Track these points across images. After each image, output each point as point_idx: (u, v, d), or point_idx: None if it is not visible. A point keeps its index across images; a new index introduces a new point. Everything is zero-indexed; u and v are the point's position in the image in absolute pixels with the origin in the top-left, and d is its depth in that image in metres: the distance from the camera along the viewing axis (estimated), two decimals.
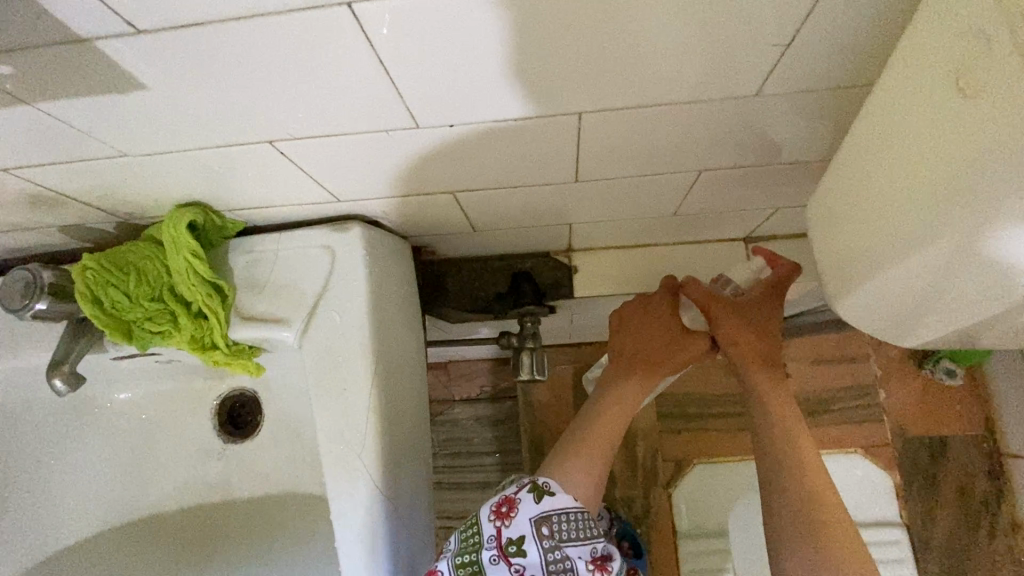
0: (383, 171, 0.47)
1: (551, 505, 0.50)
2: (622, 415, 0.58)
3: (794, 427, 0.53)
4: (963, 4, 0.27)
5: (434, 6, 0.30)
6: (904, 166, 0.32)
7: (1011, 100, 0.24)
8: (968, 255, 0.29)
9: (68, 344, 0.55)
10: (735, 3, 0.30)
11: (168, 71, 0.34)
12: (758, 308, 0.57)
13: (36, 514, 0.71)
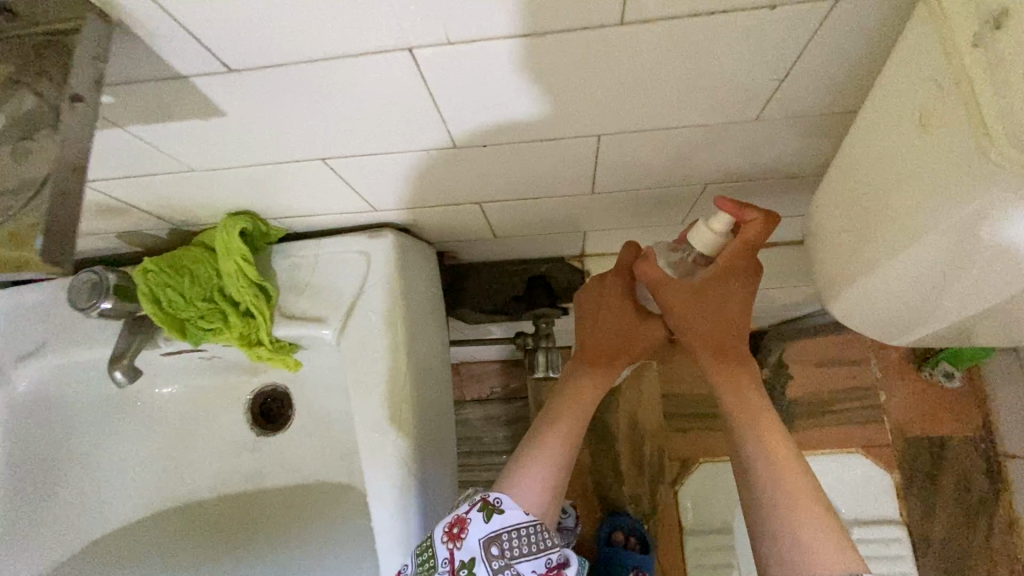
0: (419, 184, 0.52)
1: (501, 524, 0.53)
2: (580, 412, 0.63)
3: (750, 411, 0.57)
4: (912, 55, 0.32)
5: (484, 52, 0.35)
6: (877, 186, 0.37)
7: (948, 140, 0.29)
8: (943, 261, 0.34)
9: (126, 340, 0.60)
10: (740, 45, 0.35)
11: (246, 100, 0.38)
12: (716, 282, 0.54)
13: (81, 503, 0.75)
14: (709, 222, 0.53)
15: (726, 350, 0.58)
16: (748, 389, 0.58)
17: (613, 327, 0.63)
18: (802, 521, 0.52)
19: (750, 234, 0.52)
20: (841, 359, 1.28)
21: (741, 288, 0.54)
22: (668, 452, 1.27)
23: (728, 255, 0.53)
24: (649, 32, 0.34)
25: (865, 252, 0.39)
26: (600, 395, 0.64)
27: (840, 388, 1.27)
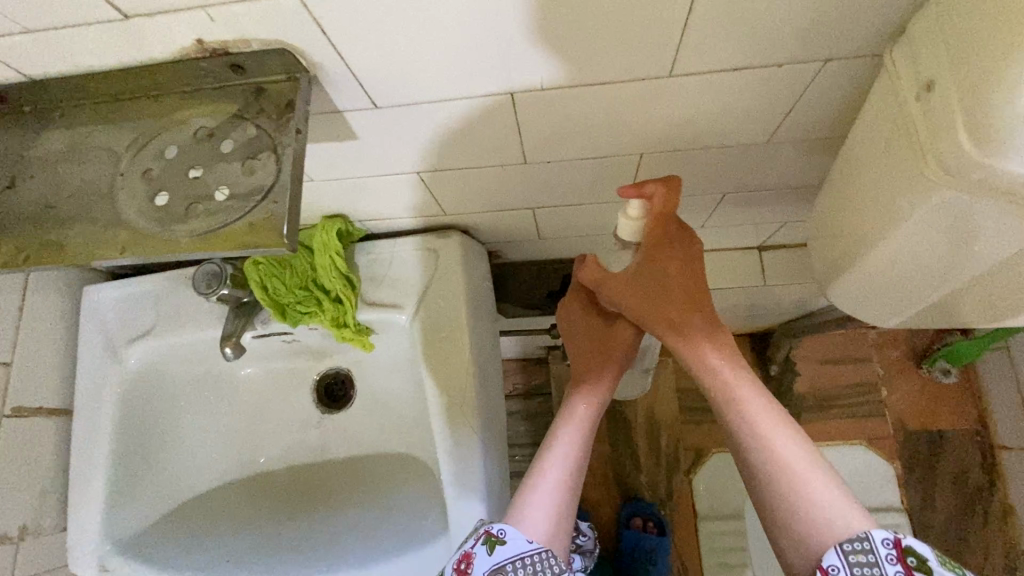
0: (486, 191, 0.63)
1: (505, 555, 0.50)
2: (569, 424, 0.59)
3: (722, 382, 0.54)
4: (872, 103, 0.42)
5: (572, 98, 0.45)
6: (852, 195, 0.48)
7: (898, 163, 0.40)
8: (915, 251, 0.44)
9: (234, 322, 0.72)
10: (755, 92, 0.45)
11: (377, 129, 0.49)
12: (646, 262, 0.57)
13: (169, 468, 0.84)
14: (623, 215, 0.58)
15: (685, 326, 0.56)
16: (717, 358, 0.55)
17: (585, 336, 0.67)
18: (802, 489, 0.47)
19: (658, 203, 0.55)
20: (844, 357, 1.37)
21: (673, 260, 0.57)
22: (683, 443, 1.36)
23: (648, 232, 0.57)
24: (692, 85, 0.44)
25: (854, 248, 0.49)
26: (598, 406, 0.61)
27: (844, 385, 1.36)
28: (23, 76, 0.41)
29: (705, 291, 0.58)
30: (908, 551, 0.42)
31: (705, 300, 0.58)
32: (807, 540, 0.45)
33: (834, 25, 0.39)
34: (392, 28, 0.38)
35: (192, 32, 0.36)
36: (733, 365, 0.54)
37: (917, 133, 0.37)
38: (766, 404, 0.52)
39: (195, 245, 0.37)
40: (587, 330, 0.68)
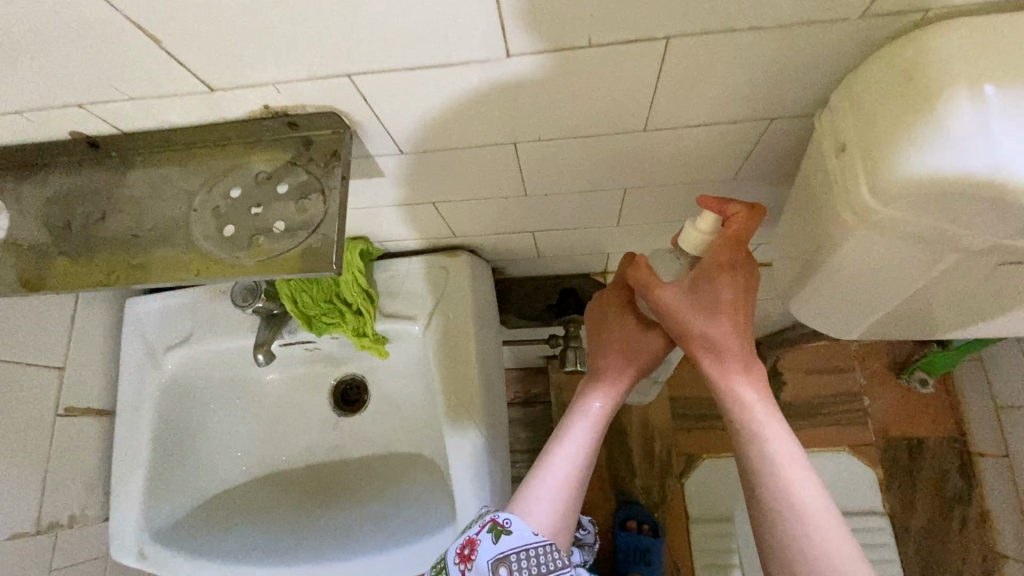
0: (492, 217, 0.72)
1: (509, 545, 0.54)
2: (582, 425, 0.64)
3: (750, 416, 0.54)
4: (808, 155, 0.51)
5: (565, 151, 0.54)
6: (799, 227, 0.56)
7: (823, 207, 0.49)
8: (850, 281, 0.52)
9: (267, 331, 0.80)
10: (719, 147, 0.54)
11: (403, 169, 0.57)
12: (702, 281, 0.55)
13: (202, 464, 0.92)
14: (694, 223, 0.56)
15: (723, 351, 0.55)
16: (747, 389, 0.55)
17: (618, 338, 0.67)
18: (806, 530, 0.49)
19: (735, 224, 0.54)
20: (828, 367, 1.45)
21: (731, 285, 0.55)
22: (676, 448, 1.44)
23: (712, 253, 0.55)
24: (665, 141, 0.52)
25: (798, 274, 0.58)
26: (611, 411, 0.65)
27: (828, 394, 1.44)
28: (115, 129, 0.49)
29: (748, 316, 0.57)
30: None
31: (747, 325, 0.56)
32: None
33: (781, 101, 0.46)
34: (417, 104, 0.46)
35: (263, 100, 0.45)
36: (761, 400, 0.55)
37: (832, 178, 0.45)
38: (789, 444, 0.53)
39: (260, 270, 0.46)
40: (621, 336, 0.67)
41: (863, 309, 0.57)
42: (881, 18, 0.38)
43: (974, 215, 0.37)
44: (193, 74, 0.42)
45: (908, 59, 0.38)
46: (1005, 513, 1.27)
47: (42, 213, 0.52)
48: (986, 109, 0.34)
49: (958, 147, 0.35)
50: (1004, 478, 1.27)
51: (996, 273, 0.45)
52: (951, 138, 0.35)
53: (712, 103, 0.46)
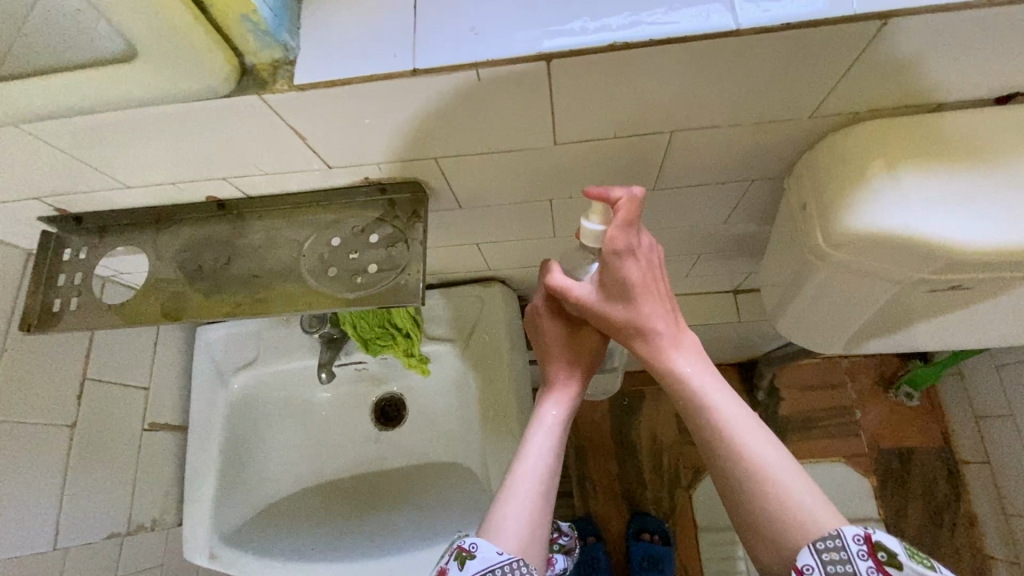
0: (522, 254, 0.85)
1: (474, 569, 0.46)
2: (539, 441, 0.55)
3: (691, 387, 0.51)
4: (780, 210, 0.64)
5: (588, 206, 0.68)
6: (774, 263, 0.70)
7: (792, 250, 0.63)
8: (822, 309, 0.65)
9: (328, 353, 0.94)
10: (711, 201, 0.68)
11: (456, 221, 0.71)
12: (607, 264, 0.53)
13: (262, 474, 1.03)
14: (586, 218, 0.54)
15: (650, 331, 0.53)
16: (681, 359, 0.52)
17: (553, 346, 0.62)
18: (774, 493, 0.45)
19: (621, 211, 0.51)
20: (821, 383, 1.57)
21: (637, 263, 0.52)
22: (683, 461, 1.54)
23: (611, 241, 0.51)
24: (669, 199, 0.67)
25: (779, 300, 0.71)
26: (566, 419, 0.58)
27: (822, 407, 1.55)
28: (239, 192, 0.62)
29: (668, 288, 0.55)
30: (878, 546, 0.42)
31: (668, 298, 0.54)
32: (783, 543, 0.44)
33: (761, 167, 0.60)
34: (480, 176, 0.60)
35: (364, 174, 0.59)
36: (699, 370, 0.52)
37: (797, 230, 0.59)
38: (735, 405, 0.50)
39: (361, 300, 0.59)
40: (556, 341, 0.62)
41: (834, 331, 0.70)
42: (834, 112, 0.51)
43: (900, 258, 0.51)
44: (319, 158, 0.55)
45: (851, 144, 0.52)
46: (991, 517, 1.37)
47: (177, 260, 0.65)
48: (900, 187, 0.49)
49: (882, 213, 0.49)
50: (988, 484, 1.37)
51: (933, 297, 0.59)
52: (879, 206, 0.49)
53: (709, 169, 0.60)
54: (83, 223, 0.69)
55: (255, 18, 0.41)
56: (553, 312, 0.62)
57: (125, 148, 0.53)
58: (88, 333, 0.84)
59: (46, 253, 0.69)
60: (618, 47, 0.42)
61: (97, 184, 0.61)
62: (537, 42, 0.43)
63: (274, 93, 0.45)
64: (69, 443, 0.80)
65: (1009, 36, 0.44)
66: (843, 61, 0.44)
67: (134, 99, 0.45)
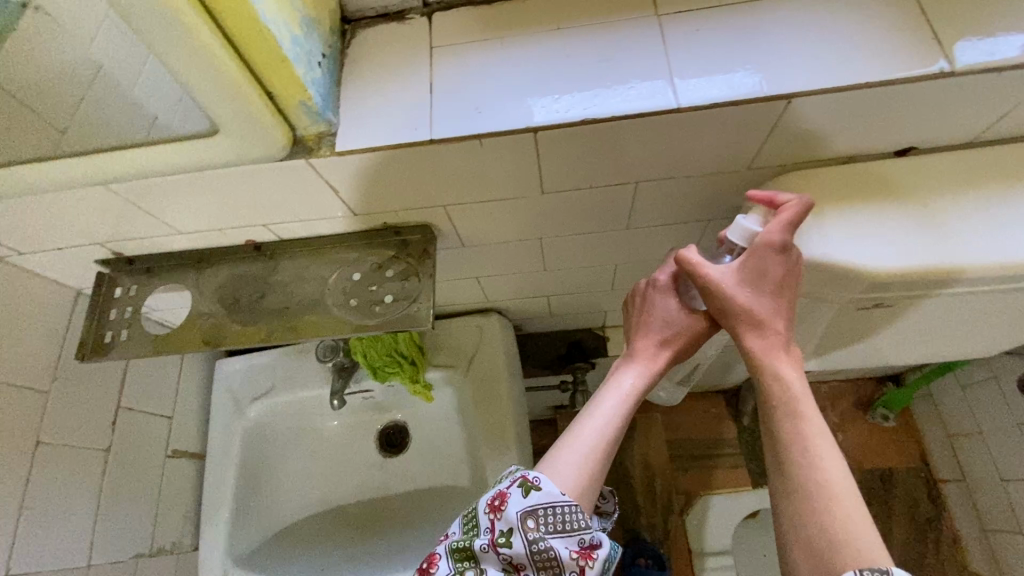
0: (517, 287, 0.96)
1: (539, 500, 0.53)
2: (617, 401, 0.60)
3: (788, 390, 0.54)
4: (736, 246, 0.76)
5: (573, 244, 0.79)
6: None
7: None
8: None
9: (340, 381, 1.03)
10: (678, 238, 0.79)
11: (458, 258, 0.82)
12: (749, 255, 0.58)
13: (274, 499, 1.09)
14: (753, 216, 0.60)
15: (765, 328, 0.57)
16: (786, 366, 0.56)
17: (660, 318, 0.64)
18: (840, 512, 0.47)
19: (788, 215, 0.57)
20: None
21: (778, 265, 0.57)
22: (675, 487, 1.59)
23: (766, 237, 0.57)
24: (642, 236, 0.78)
25: None
26: (644, 390, 0.62)
27: None
28: (274, 236, 0.73)
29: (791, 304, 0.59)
30: None
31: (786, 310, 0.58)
32: (826, 559, 0.45)
33: (715, 209, 0.72)
34: (481, 221, 0.71)
35: (383, 219, 0.70)
36: (802, 381, 0.55)
37: None
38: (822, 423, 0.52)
39: (380, 325, 0.69)
40: (662, 315, 0.64)
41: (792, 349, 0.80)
42: (767, 165, 0.63)
43: (830, 284, 0.62)
44: (347, 207, 0.66)
45: (785, 190, 0.63)
46: (971, 533, 1.43)
47: (217, 294, 0.75)
48: (822, 225, 0.60)
49: (812, 245, 0.60)
50: (966, 501, 1.44)
51: (867, 316, 0.69)
52: (810, 240, 0.60)
53: (672, 211, 0.71)
54: (133, 264, 0.79)
55: (310, 105, 0.53)
56: (670, 289, 0.65)
57: (188, 201, 0.64)
58: (123, 365, 0.93)
59: (100, 292, 0.79)
60: (588, 121, 0.54)
61: (153, 231, 0.71)
62: (527, 118, 0.55)
63: (319, 158, 0.56)
64: (104, 463, 0.87)
65: (892, 110, 0.56)
66: (765, 128, 0.57)
67: (207, 163, 0.57)
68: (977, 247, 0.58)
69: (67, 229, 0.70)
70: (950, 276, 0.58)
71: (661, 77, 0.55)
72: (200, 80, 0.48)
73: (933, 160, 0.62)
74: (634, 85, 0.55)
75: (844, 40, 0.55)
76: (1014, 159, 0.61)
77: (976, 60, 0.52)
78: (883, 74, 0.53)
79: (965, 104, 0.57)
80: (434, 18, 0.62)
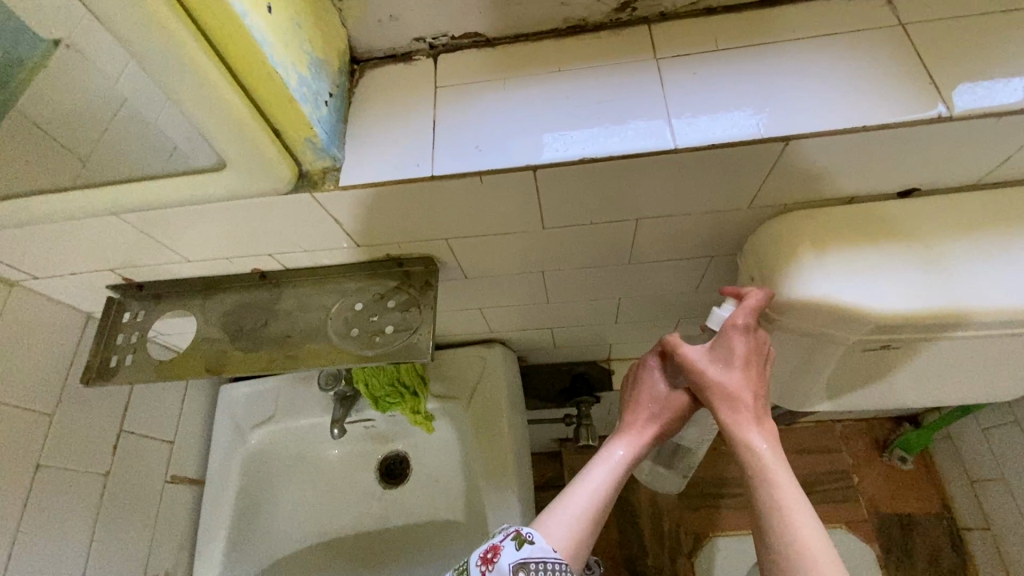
0: (520, 319, 0.95)
1: (531, 554, 0.52)
2: (605, 470, 0.60)
3: (762, 465, 0.54)
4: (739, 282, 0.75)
5: (575, 278, 0.79)
6: None
7: None
8: (786, 366, 0.73)
9: (342, 409, 1.02)
10: (681, 274, 0.78)
11: (460, 289, 0.82)
12: (717, 337, 0.60)
13: (271, 528, 1.07)
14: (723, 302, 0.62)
15: (739, 402, 0.57)
16: (756, 438, 0.56)
17: (648, 391, 0.64)
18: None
19: (750, 301, 0.60)
20: (817, 447, 1.60)
21: (744, 343, 0.59)
22: (683, 527, 1.53)
23: (732, 318, 0.59)
24: (644, 271, 0.77)
25: None
26: (632, 463, 0.61)
27: (820, 472, 1.56)
28: (278, 265, 0.74)
29: (764, 379, 0.60)
30: None
31: (759, 383, 0.58)
32: None
33: (717, 246, 0.71)
34: (482, 253, 0.71)
35: (386, 250, 0.70)
36: (778, 456, 0.55)
37: None
38: (799, 498, 0.52)
39: (378, 356, 0.69)
40: (651, 390, 0.64)
41: (801, 388, 0.78)
42: (768, 203, 0.63)
43: (833, 324, 0.61)
44: (350, 238, 0.67)
45: (785, 229, 0.63)
46: None
47: (222, 320, 0.76)
48: (823, 264, 0.60)
49: (811, 285, 0.59)
50: (992, 551, 1.36)
51: (876, 356, 0.67)
52: (810, 280, 0.59)
53: (673, 247, 0.71)
54: (143, 290, 0.81)
55: (315, 140, 0.54)
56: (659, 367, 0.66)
57: (196, 231, 0.66)
58: (128, 388, 0.93)
59: (109, 315, 0.81)
60: (586, 160, 0.55)
61: (163, 259, 0.73)
62: (525, 155, 0.56)
63: (323, 192, 0.58)
64: (103, 487, 0.87)
65: (891, 152, 0.56)
66: (763, 168, 0.57)
67: (215, 196, 0.58)
68: (983, 289, 0.57)
69: (81, 255, 0.72)
70: (957, 318, 0.57)
71: (659, 118, 0.56)
72: (211, 118, 0.50)
73: (936, 200, 0.62)
74: (631, 125, 0.56)
75: (842, 83, 0.56)
76: (1021, 201, 0.61)
77: (973, 105, 0.53)
78: (879, 117, 0.53)
79: (966, 147, 0.56)
80: (439, 60, 0.64)
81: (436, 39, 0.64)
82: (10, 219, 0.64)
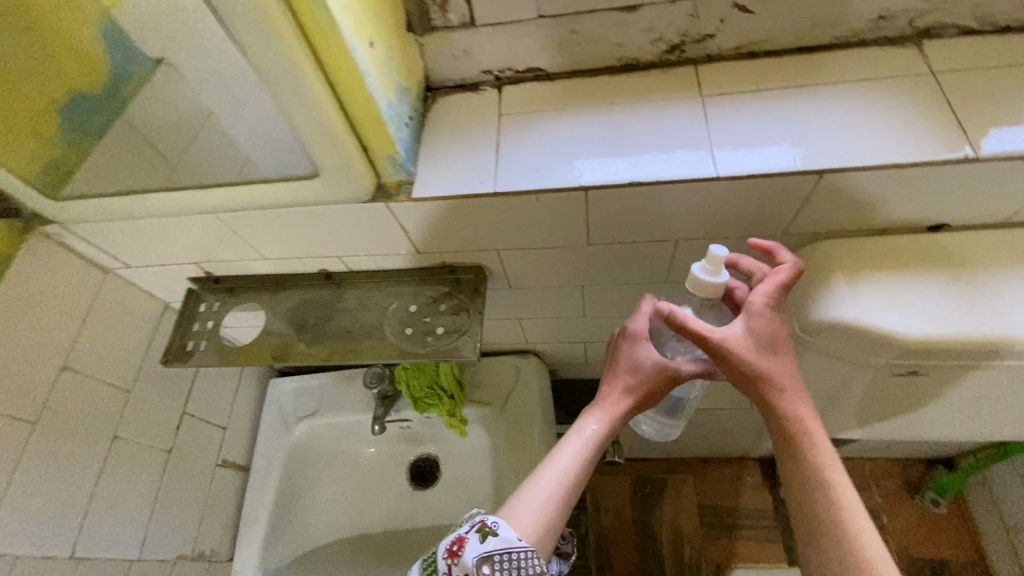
0: (556, 331, 1.00)
1: (496, 546, 0.52)
2: (577, 448, 0.59)
3: (813, 449, 0.53)
4: None
5: (614, 294, 0.84)
6: None
7: None
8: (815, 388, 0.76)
9: (382, 408, 1.09)
10: None
11: (503, 299, 0.88)
12: (751, 313, 0.56)
13: (306, 519, 1.12)
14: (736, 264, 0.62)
15: (782, 385, 0.55)
16: (820, 439, 0.54)
17: (630, 362, 0.61)
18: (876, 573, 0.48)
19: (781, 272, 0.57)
20: None
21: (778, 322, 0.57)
22: (704, 555, 1.49)
23: (764, 291, 0.57)
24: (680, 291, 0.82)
25: None
26: (608, 439, 0.60)
27: None
28: (343, 267, 0.82)
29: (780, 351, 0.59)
30: None
31: (794, 367, 0.57)
32: None
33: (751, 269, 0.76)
34: (529, 265, 0.77)
35: (442, 258, 0.77)
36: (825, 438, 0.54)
37: None
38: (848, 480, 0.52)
39: (429, 354, 0.75)
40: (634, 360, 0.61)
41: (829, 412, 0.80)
42: (802, 231, 0.67)
43: (863, 347, 0.64)
44: (411, 245, 0.74)
45: (818, 255, 0.67)
46: None
47: (288, 314, 0.84)
48: (854, 289, 0.63)
49: (842, 308, 0.63)
50: None
51: (904, 383, 0.69)
52: (841, 303, 0.63)
53: None
54: (219, 283, 0.90)
55: (396, 158, 0.62)
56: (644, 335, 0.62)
57: (278, 232, 0.74)
58: (193, 373, 1.02)
59: (187, 304, 0.89)
60: (634, 184, 0.61)
61: (243, 255, 0.81)
62: (579, 177, 0.62)
63: (396, 203, 0.65)
64: (165, 462, 0.95)
65: (921, 189, 0.60)
66: (798, 198, 0.62)
67: (303, 201, 0.66)
68: (1011, 321, 0.59)
69: (173, 248, 0.81)
70: (983, 348, 0.60)
71: (702, 148, 0.62)
72: (313, 135, 0.58)
73: (965, 236, 0.65)
74: (676, 154, 0.62)
75: (875, 124, 0.60)
76: None
77: (1000, 149, 0.57)
78: (910, 157, 0.58)
79: (994, 188, 0.60)
80: (503, 90, 0.72)
81: (501, 71, 0.71)
82: (122, 212, 0.74)
